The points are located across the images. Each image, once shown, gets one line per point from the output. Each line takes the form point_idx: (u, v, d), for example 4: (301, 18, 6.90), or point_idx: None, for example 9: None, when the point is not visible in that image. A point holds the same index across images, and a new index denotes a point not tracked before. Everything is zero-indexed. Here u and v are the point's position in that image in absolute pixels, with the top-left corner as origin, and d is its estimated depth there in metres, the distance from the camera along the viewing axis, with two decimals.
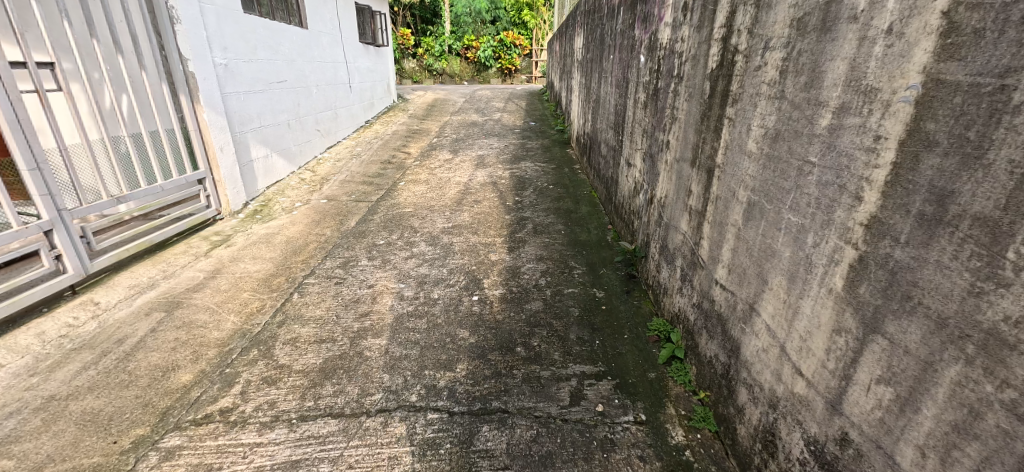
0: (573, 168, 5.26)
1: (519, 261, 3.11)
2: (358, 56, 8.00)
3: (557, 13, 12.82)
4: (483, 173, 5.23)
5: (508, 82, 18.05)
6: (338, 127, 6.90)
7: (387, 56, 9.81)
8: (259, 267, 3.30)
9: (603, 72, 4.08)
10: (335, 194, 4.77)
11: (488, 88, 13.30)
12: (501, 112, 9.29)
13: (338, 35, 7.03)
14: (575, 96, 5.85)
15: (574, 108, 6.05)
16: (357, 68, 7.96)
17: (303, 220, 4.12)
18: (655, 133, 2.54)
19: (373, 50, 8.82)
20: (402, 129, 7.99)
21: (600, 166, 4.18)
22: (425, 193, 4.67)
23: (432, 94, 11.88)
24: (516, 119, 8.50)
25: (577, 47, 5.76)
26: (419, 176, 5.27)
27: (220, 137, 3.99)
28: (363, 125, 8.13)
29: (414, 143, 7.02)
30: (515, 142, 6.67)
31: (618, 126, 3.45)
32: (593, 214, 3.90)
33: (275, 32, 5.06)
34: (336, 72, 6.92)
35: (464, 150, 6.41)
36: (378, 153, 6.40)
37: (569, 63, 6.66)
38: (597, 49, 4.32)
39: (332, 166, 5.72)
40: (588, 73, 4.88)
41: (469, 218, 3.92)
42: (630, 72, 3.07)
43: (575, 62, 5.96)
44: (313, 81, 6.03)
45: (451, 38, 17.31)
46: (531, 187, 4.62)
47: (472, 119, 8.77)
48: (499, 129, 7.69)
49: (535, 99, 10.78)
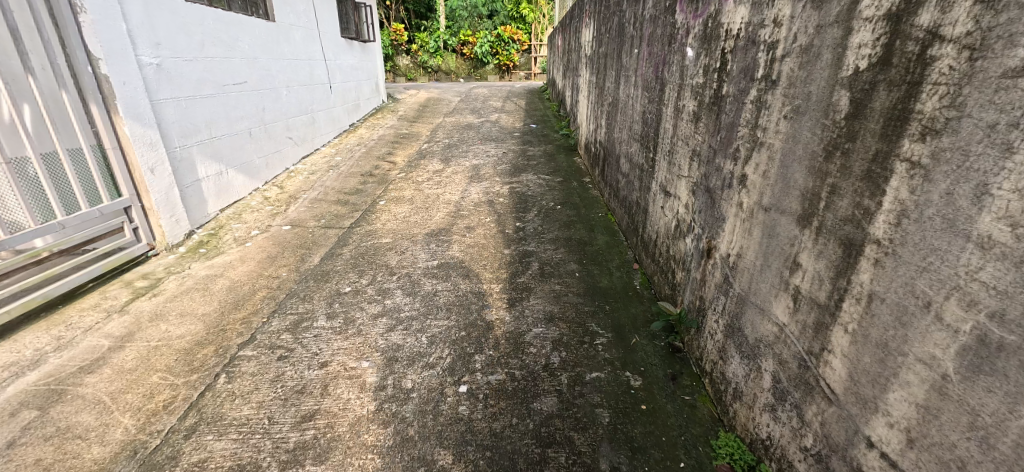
0: (583, 182, 4.49)
1: (523, 322, 2.37)
2: (339, 53, 7.21)
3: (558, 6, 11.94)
4: (478, 189, 4.47)
5: (507, 79, 17.18)
6: (315, 134, 6.12)
7: (374, 53, 8.99)
8: (187, 328, 2.55)
9: (622, 71, 3.34)
10: (301, 217, 4.01)
11: (485, 86, 12.44)
12: (499, 113, 8.47)
13: (314, 29, 6.24)
14: (584, 97, 5.07)
15: (582, 111, 5.27)
16: (339, 67, 7.16)
17: (256, 255, 3.36)
18: (714, 159, 1.82)
19: (357, 46, 8.00)
20: (389, 133, 7.21)
21: (619, 185, 3.43)
22: (407, 216, 3.91)
23: (425, 93, 11.06)
24: (515, 121, 7.70)
25: (586, 41, 4.98)
26: (403, 193, 4.50)
27: (151, 155, 3.22)
28: (347, 130, 7.34)
29: (401, 150, 6.24)
30: (515, 148, 5.89)
31: (647, 140, 2.71)
32: (613, 246, 3.15)
33: (230, 25, 4.29)
34: (312, 71, 6.13)
35: (456, 159, 5.64)
36: (359, 163, 5.63)
37: (575, 58, 5.88)
38: (614, 42, 3.56)
39: (303, 181, 4.94)
40: (600, 70, 4.12)
41: (458, 253, 3.17)
42: (667, 72, 2.33)
43: (583, 58, 5.18)
44: (282, 83, 5.25)
45: (445, 33, 16.44)
46: (535, 208, 3.86)
47: (467, 121, 7.98)
48: (497, 133, 6.90)
49: (536, 98, 9.93)
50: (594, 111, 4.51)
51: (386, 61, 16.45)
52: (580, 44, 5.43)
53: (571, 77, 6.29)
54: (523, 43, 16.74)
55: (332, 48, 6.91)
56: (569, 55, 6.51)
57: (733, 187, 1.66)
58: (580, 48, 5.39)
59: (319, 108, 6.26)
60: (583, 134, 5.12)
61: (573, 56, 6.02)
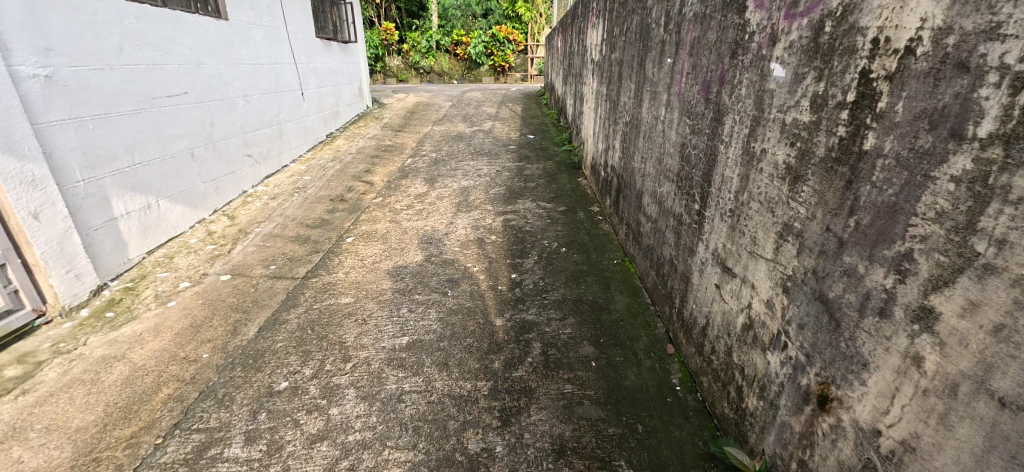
0: (591, 213, 3.76)
1: (520, 456, 1.67)
2: (314, 55, 6.44)
3: (559, 5, 11.17)
4: (465, 221, 3.73)
5: (502, 81, 16.42)
6: (283, 148, 5.37)
7: (356, 53, 8.22)
8: (50, 455, 1.83)
9: (645, 87, 2.61)
10: (247, 261, 3.27)
11: (479, 88, 11.67)
12: (492, 121, 7.72)
13: (281, 28, 5.48)
14: (590, 111, 4.33)
15: (587, 125, 4.54)
16: (313, 70, 6.40)
17: (178, 321, 2.63)
18: (837, 256, 1.12)
19: (335, 46, 7.23)
20: (370, 145, 6.45)
21: (641, 229, 2.71)
22: (377, 261, 3.17)
23: (414, 97, 10.31)
24: (510, 131, 6.95)
25: (593, 44, 4.23)
26: (376, 226, 3.76)
27: (34, 197, 2.49)
28: (323, 141, 6.59)
29: (380, 166, 5.48)
30: (511, 166, 5.15)
31: (689, 184, 1.99)
32: (634, 314, 2.43)
33: (163, 24, 3.54)
34: (279, 77, 5.37)
35: (443, 179, 4.90)
36: (330, 184, 4.87)
37: (578, 64, 5.13)
38: (634, 48, 2.83)
39: (260, 208, 4.20)
40: (613, 80, 3.38)
41: (436, 322, 2.44)
42: (730, 96, 1.61)
43: (588, 62, 4.44)
44: (238, 91, 4.50)
45: (438, 33, 15.68)
46: (534, 251, 3.13)
47: (458, 131, 7.23)
48: (490, 146, 6.15)
49: (533, 103, 9.17)
50: (603, 129, 3.77)
51: (376, 61, 15.69)
52: (585, 47, 4.68)
53: (573, 83, 5.56)
54: (519, 43, 15.96)
55: (305, 48, 6.15)
56: (570, 58, 5.76)
57: (893, 325, 1.00)
58: (585, 51, 4.64)
59: (287, 118, 5.51)
60: (589, 152, 4.40)
61: (576, 61, 5.27)
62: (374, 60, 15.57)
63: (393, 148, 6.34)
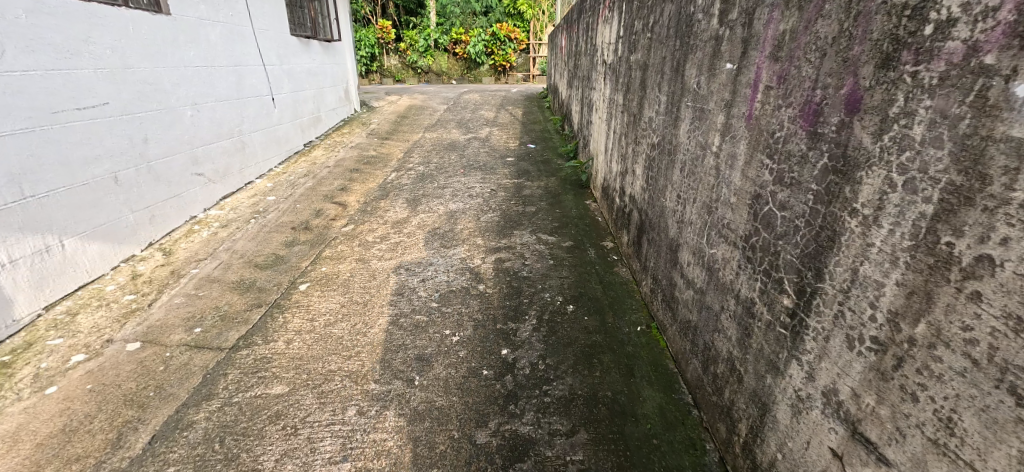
0: (604, 251, 3.04)
1: None
2: (288, 54, 5.74)
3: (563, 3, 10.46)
4: (448, 259, 3.01)
5: (504, 81, 15.68)
6: (245, 163, 4.67)
7: (340, 52, 7.50)
8: None
9: (685, 102, 1.90)
10: (167, 321, 2.57)
11: (478, 89, 10.93)
12: (489, 128, 6.99)
13: (246, 25, 4.78)
14: (601, 123, 3.61)
15: (597, 139, 3.82)
16: (287, 72, 5.69)
17: (47, 422, 1.94)
18: None
19: (315, 46, 6.51)
20: (350, 156, 5.73)
21: (676, 293, 2.01)
22: (331, 321, 2.47)
23: (407, 99, 9.60)
24: (509, 140, 6.22)
25: (605, 42, 3.50)
26: (339, 266, 3.05)
27: None
28: (299, 151, 5.89)
29: (358, 183, 4.77)
30: (507, 183, 4.43)
31: (768, 259, 1.29)
32: (670, 424, 1.73)
33: (73, 20, 2.86)
34: (242, 81, 4.67)
35: (428, 201, 4.19)
36: (297, 206, 4.17)
37: (586, 65, 4.40)
38: (665, 50, 2.12)
39: (205, 241, 3.51)
40: (633, 89, 2.67)
41: (393, 435, 1.74)
42: (888, 139, 0.95)
43: (599, 65, 3.71)
44: (183, 100, 3.80)
45: (436, 31, 14.95)
46: (533, 310, 2.41)
47: (450, 139, 6.50)
48: (485, 157, 5.42)
49: (535, 107, 8.43)
50: (618, 147, 3.06)
51: (372, 61, 15.01)
52: (595, 46, 3.95)
53: (580, 88, 4.82)
54: (521, 41, 15.19)
55: (276, 47, 5.44)
56: (577, 57, 5.01)
57: None
58: (595, 51, 3.91)
59: (252, 127, 4.81)
60: (600, 172, 3.69)
61: (584, 62, 4.54)
62: (369, 59, 14.90)
63: (376, 159, 5.62)
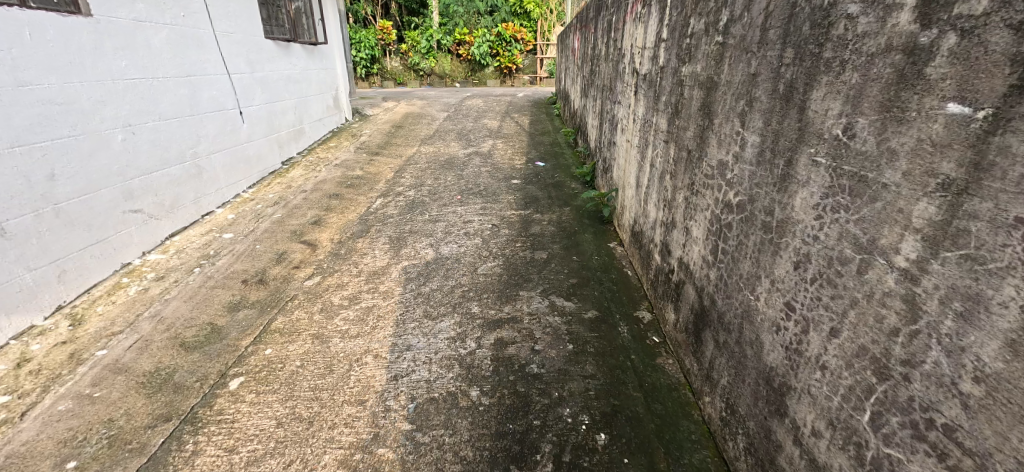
0: (640, 329, 2.27)
1: None
2: (261, 61, 4.99)
3: (573, 3, 9.69)
4: (430, 340, 2.26)
5: (509, 84, 14.89)
6: (201, 191, 3.94)
7: (328, 56, 6.77)
8: None
9: (808, 154, 1.15)
10: (36, 447, 1.86)
11: (482, 94, 10.13)
12: (492, 141, 6.21)
13: (204, 28, 4.05)
14: (631, 149, 2.85)
15: (624, 167, 3.05)
16: (261, 80, 4.96)
17: None
18: None
19: (296, 49, 5.78)
20: (332, 177, 4.97)
21: (781, 458, 1.25)
22: (257, 452, 1.73)
23: (405, 106, 8.85)
24: (514, 156, 5.45)
25: (637, 46, 2.74)
26: (289, 347, 2.30)
27: None
28: (275, 171, 5.15)
29: (335, 214, 4.01)
30: (513, 217, 3.66)
31: None
32: None
33: None
34: (198, 94, 3.94)
35: (415, 239, 3.44)
36: (255, 247, 3.42)
37: (608, 72, 3.62)
38: (757, 62, 1.36)
39: (129, 302, 2.78)
40: (687, 114, 1.91)
41: None
42: None
43: (628, 74, 2.94)
44: (112, 122, 3.07)
45: (438, 31, 14.22)
46: (547, 445, 1.67)
47: (448, 154, 5.73)
48: (487, 179, 4.65)
49: (543, 115, 7.67)
50: (659, 187, 2.29)
51: (372, 63, 14.33)
52: (620, 51, 3.18)
53: (599, 99, 4.04)
54: (528, 42, 14.37)
55: (246, 53, 4.70)
56: (595, 62, 4.23)
57: None
58: (622, 56, 3.13)
59: (212, 148, 4.09)
60: (629, 211, 2.92)
61: (604, 69, 3.77)
62: (369, 62, 14.23)
63: (361, 181, 4.86)
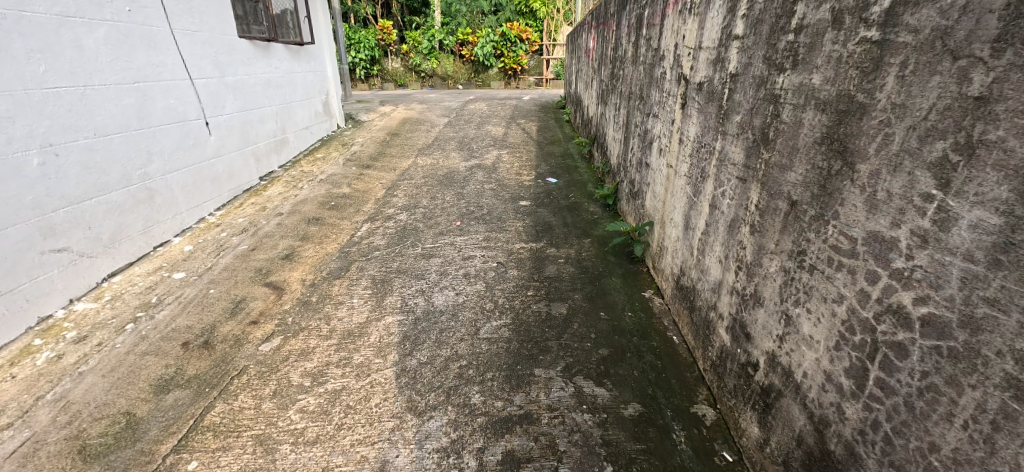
0: (701, 438, 1.64)
1: None
2: (236, 63, 4.39)
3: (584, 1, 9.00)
4: (413, 454, 1.63)
5: (514, 86, 14.20)
6: (152, 219, 3.34)
7: (315, 57, 6.15)
8: None
9: None
10: None
11: (486, 98, 9.48)
12: (497, 152, 5.57)
13: (158, 25, 3.46)
14: (676, 178, 2.23)
15: (664, 198, 2.42)
16: (235, 85, 4.36)
17: None
18: None
19: (278, 50, 5.17)
20: (315, 196, 4.35)
21: None
22: None
23: (403, 111, 8.22)
24: (522, 171, 4.81)
25: (686, 46, 2.11)
26: (219, 461, 1.69)
27: None
28: (252, 187, 4.54)
29: (311, 244, 3.39)
30: (522, 252, 3.03)
31: None
32: None
33: None
34: (150, 104, 3.35)
35: (404, 280, 2.81)
36: (208, 292, 2.82)
37: (638, 77, 2.99)
38: (990, 79, 0.84)
39: (33, 378, 2.17)
40: (791, 146, 1.29)
41: None
42: None
43: (671, 83, 2.32)
44: (24, 142, 2.50)
45: (440, 31, 13.62)
46: None
47: (447, 167, 5.09)
48: (491, 200, 4.02)
49: (552, 122, 7.02)
50: (730, 239, 1.67)
51: (372, 64, 13.80)
52: (657, 52, 2.56)
53: (624, 110, 3.41)
54: (534, 42, 13.67)
55: (216, 54, 4.10)
56: (619, 65, 3.60)
57: None
58: (660, 57, 2.50)
59: (168, 166, 3.49)
60: (673, 256, 2.29)
61: (632, 73, 3.14)
62: (369, 63, 13.70)
63: (346, 201, 4.23)
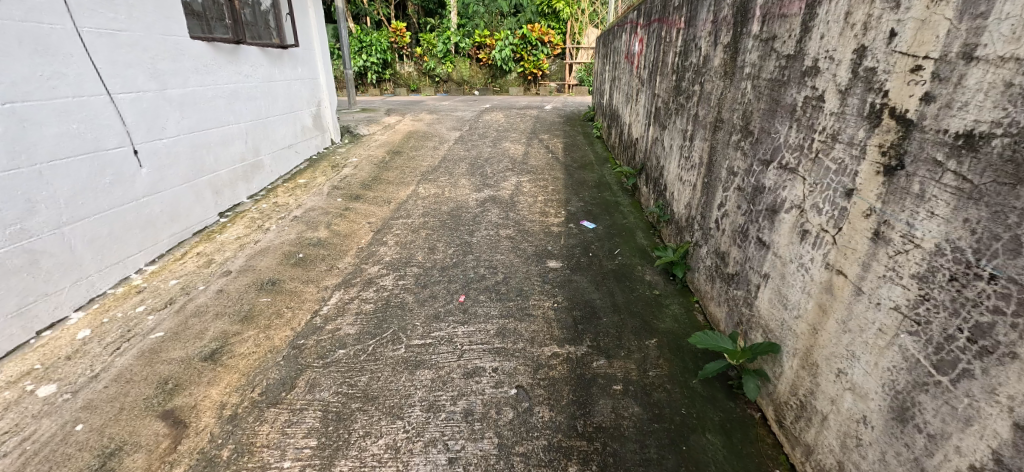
0: None
1: None
2: (188, 71, 3.45)
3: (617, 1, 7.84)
4: None
5: (534, 92, 13.09)
6: (35, 291, 2.39)
7: (302, 62, 5.17)
8: None
9: None
10: None
11: (503, 107, 8.42)
12: (516, 180, 4.52)
13: (55, 23, 2.52)
14: (868, 304, 1.17)
15: (818, 323, 1.36)
16: (185, 100, 3.41)
17: None
18: None
19: (252, 53, 4.22)
20: (279, 243, 3.34)
21: None
22: None
23: (410, 122, 7.24)
24: (548, 208, 3.76)
25: (905, 56, 1.09)
26: None
27: None
28: (205, 228, 3.58)
29: (253, 331, 2.39)
30: (555, 365, 1.98)
31: None
32: None
33: None
34: (37, 132, 2.41)
35: (371, 418, 1.79)
36: (72, 430, 1.83)
37: (740, 98, 1.94)
38: None
39: None
40: None
41: None
42: None
43: (842, 121, 1.27)
44: None
45: (457, 33, 12.64)
46: None
47: (454, 201, 4.06)
48: (508, 256, 2.97)
49: (581, 140, 5.94)
50: None
51: (385, 68, 12.97)
52: (795, 61, 1.50)
53: (703, 142, 2.34)
54: (556, 45, 12.55)
55: (156, 60, 3.16)
56: (691, 77, 2.55)
57: None
58: (805, 71, 1.45)
59: (67, 215, 2.54)
60: (849, 443, 1.23)
61: (725, 90, 2.09)
62: (381, 67, 12.85)
63: (315, 253, 3.20)
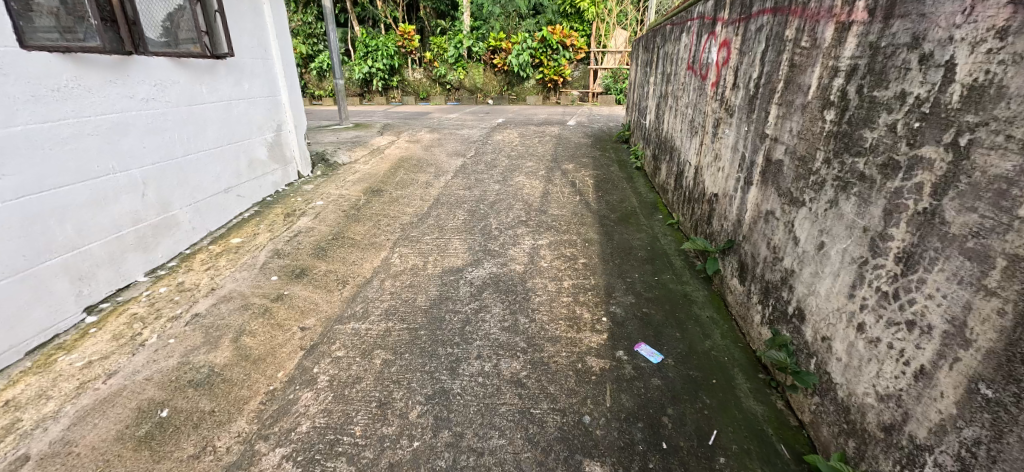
0: None
1: None
2: (14, 101, 2.22)
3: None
4: None
5: (554, 101, 11.66)
6: None
7: (248, 74, 3.89)
8: None
9: None
10: None
11: (518, 123, 7.07)
12: (531, 243, 3.16)
13: None
14: None
15: None
16: (6, 146, 2.19)
17: None
18: None
19: (157, 67, 2.97)
20: (143, 380, 2.07)
21: None
22: None
23: (404, 143, 5.96)
24: (579, 306, 2.41)
25: None
26: None
27: None
28: (51, 340, 2.35)
29: None
30: None
31: None
32: None
33: None
34: None
35: None
36: None
37: None
38: None
39: None
40: None
41: None
42: None
43: None
44: None
45: (469, 37, 11.37)
46: None
47: (438, 284, 2.74)
48: (513, 439, 1.64)
49: (617, 173, 4.56)
50: None
51: (392, 75, 11.83)
52: None
53: (965, 291, 1.03)
54: (579, 49, 11.14)
55: None
56: (898, 125, 1.22)
57: None
58: None
59: None
60: None
61: None
62: (388, 74, 11.70)
63: (187, 409, 1.91)
